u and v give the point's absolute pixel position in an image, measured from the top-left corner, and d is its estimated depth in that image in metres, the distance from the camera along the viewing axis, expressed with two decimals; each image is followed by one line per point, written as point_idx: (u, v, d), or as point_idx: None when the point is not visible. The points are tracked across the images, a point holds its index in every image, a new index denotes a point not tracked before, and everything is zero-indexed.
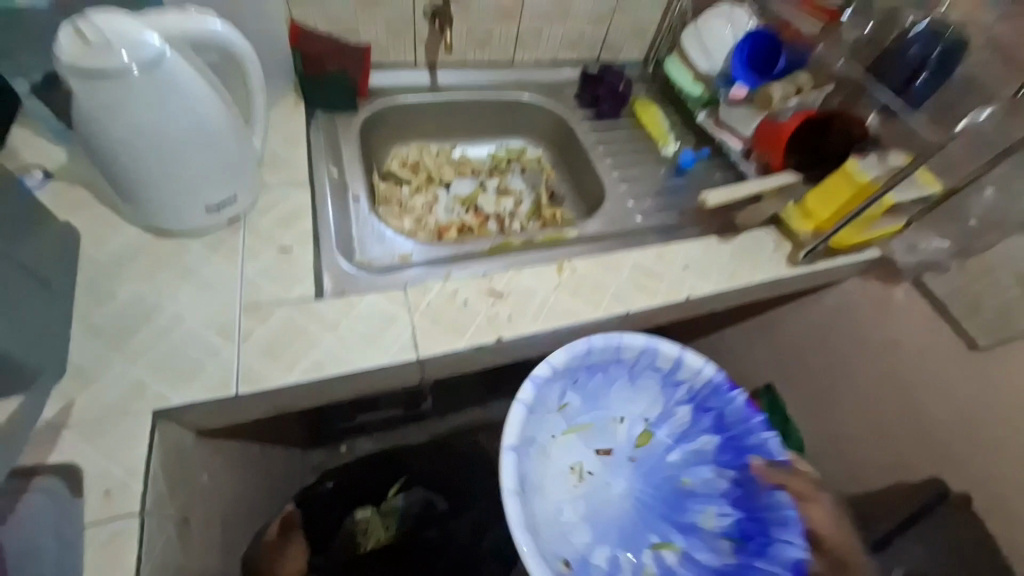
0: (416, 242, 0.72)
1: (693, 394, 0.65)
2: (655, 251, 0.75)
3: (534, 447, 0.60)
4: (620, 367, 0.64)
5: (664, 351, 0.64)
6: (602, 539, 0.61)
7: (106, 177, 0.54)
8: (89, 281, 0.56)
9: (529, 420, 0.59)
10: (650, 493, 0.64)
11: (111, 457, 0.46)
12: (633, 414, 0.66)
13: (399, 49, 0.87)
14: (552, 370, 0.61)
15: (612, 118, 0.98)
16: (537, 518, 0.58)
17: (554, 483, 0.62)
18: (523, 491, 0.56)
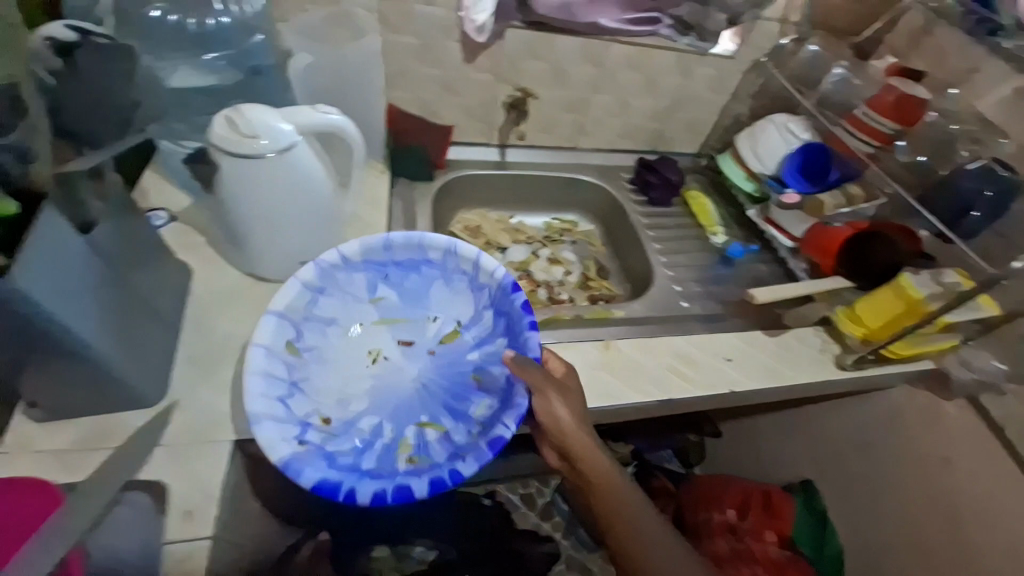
0: None
1: (492, 298, 0.67)
2: (696, 340, 0.79)
3: (326, 313, 0.65)
4: (423, 264, 0.68)
5: (465, 252, 0.68)
6: (372, 412, 0.61)
7: (227, 233, 0.64)
8: (195, 316, 0.64)
9: (316, 305, 0.64)
10: (439, 381, 0.64)
11: (194, 480, 0.53)
12: (444, 312, 0.68)
13: (476, 130, 0.97)
14: (345, 259, 0.66)
15: (664, 203, 1.03)
16: (311, 382, 0.61)
17: (346, 360, 0.64)
18: (289, 356, 0.60)
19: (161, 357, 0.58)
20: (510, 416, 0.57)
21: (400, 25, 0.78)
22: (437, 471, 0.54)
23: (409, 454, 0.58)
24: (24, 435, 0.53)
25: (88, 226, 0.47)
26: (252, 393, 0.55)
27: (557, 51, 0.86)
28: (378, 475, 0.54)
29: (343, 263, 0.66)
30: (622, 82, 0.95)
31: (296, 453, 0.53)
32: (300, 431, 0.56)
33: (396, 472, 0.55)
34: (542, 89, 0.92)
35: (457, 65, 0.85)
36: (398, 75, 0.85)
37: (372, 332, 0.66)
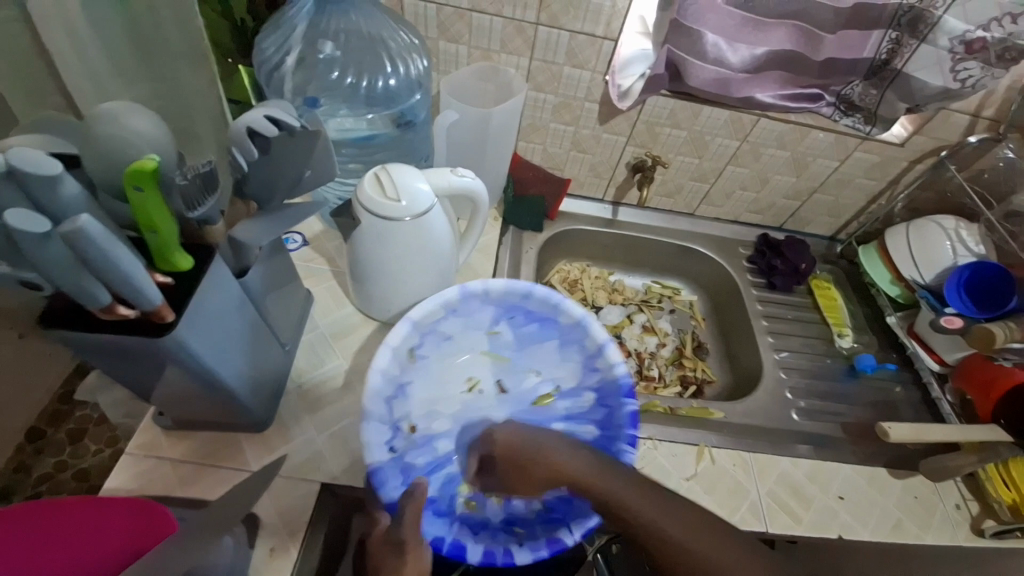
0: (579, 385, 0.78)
1: (602, 387, 0.62)
2: (807, 467, 0.71)
3: (447, 329, 0.64)
4: (551, 325, 0.65)
5: (595, 334, 0.63)
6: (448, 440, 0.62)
7: (352, 272, 0.67)
8: (308, 344, 0.68)
9: (444, 322, 0.63)
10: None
11: (284, 517, 0.55)
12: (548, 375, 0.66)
13: (594, 185, 0.94)
14: (488, 295, 0.64)
15: (786, 290, 0.94)
16: (412, 391, 0.61)
17: (446, 381, 0.65)
18: (406, 361, 0.60)
19: (276, 386, 0.61)
20: (574, 520, 0.52)
21: (544, 83, 0.78)
22: (494, 542, 0.52)
23: (466, 497, 0.58)
24: (154, 438, 0.59)
25: (243, 270, 0.50)
26: (371, 393, 0.55)
27: (700, 121, 0.81)
28: (443, 517, 0.54)
29: (484, 294, 0.64)
30: (763, 158, 0.87)
31: (386, 462, 0.53)
32: (393, 442, 0.56)
33: (452, 514, 0.56)
34: (672, 156, 0.87)
35: (591, 125, 0.83)
36: (530, 127, 0.85)
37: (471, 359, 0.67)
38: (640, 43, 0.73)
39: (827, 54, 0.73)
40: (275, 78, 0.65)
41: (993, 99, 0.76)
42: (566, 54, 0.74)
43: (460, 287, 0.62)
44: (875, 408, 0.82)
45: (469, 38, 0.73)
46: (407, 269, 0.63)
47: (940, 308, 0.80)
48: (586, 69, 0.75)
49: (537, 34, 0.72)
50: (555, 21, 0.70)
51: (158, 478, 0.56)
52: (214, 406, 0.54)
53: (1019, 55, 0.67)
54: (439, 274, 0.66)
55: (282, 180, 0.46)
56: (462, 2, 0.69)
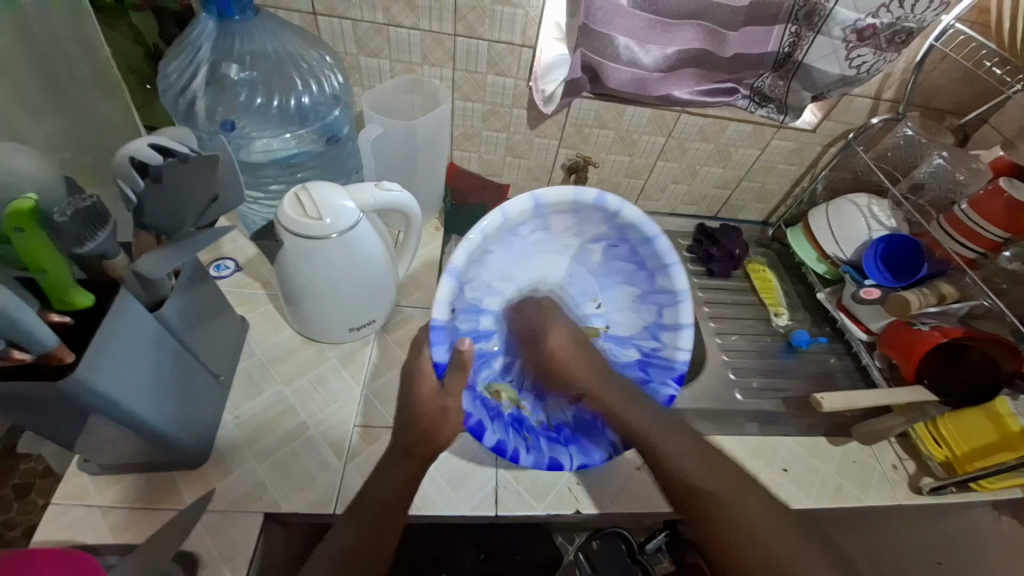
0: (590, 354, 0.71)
1: (656, 354, 0.66)
2: (752, 444, 0.74)
3: (553, 224, 0.64)
4: (642, 275, 0.67)
5: (684, 314, 0.64)
6: (499, 322, 0.69)
7: (284, 296, 0.65)
8: (245, 373, 0.66)
9: (561, 214, 0.62)
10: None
11: (224, 553, 0.53)
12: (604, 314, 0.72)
13: (534, 189, 0.96)
14: (612, 218, 0.62)
15: (726, 275, 0.97)
16: (493, 258, 0.64)
17: (520, 271, 0.69)
18: (498, 235, 0.61)
19: (210, 419, 0.59)
20: (577, 452, 0.58)
21: (470, 92, 0.79)
22: (507, 436, 0.57)
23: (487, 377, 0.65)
24: (80, 486, 0.56)
25: (159, 302, 0.49)
26: (462, 253, 0.57)
27: (625, 120, 0.84)
28: (472, 393, 0.60)
29: (612, 215, 0.62)
30: (690, 151, 0.91)
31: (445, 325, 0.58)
32: (458, 302, 0.60)
33: (478, 390, 0.61)
34: (604, 156, 0.90)
35: (522, 130, 0.85)
36: (462, 136, 0.86)
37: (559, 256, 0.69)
38: (558, 48, 0.74)
39: (734, 50, 0.76)
40: (186, 103, 0.65)
41: (888, 82, 0.82)
42: (488, 63, 0.75)
43: (598, 193, 0.60)
44: (813, 380, 0.86)
45: (390, 53, 0.73)
46: (336, 287, 0.62)
47: (862, 281, 0.85)
48: (509, 76, 0.77)
49: (456, 44, 0.73)
50: (472, 31, 0.71)
51: (85, 529, 0.53)
52: (141, 448, 0.52)
53: (908, 38, 0.71)
54: (372, 289, 0.66)
55: (190, 208, 0.44)
56: (377, 17, 0.69)
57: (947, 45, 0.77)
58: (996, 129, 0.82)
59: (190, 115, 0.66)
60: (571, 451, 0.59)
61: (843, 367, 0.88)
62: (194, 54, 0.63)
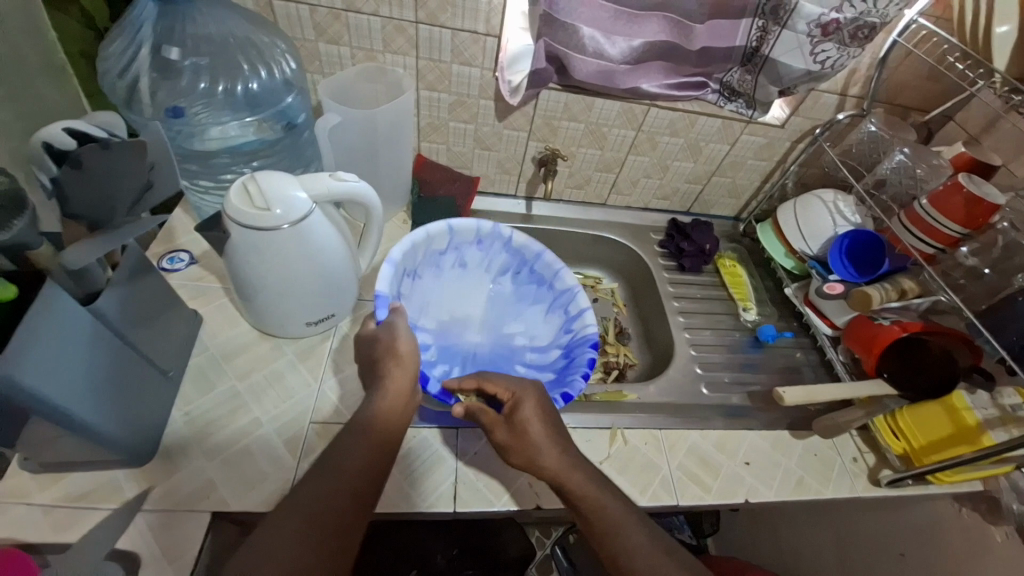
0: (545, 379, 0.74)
1: (573, 342, 0.75)
2: (716, 437, 0.74)
3: (468, 258, 0.80)
4: (547, 293, 0.80)
5: (580, 300, 0.76)
6: (449, 339, 0.80)
7: (238, 289, 0.63)
8: (198, 368, 0.64)
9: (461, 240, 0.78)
10: (485, 356, 0.80)
11: (168, 555, 0.51)
12: (527, 334, 0.81)
13: (506, 182, 0.95)
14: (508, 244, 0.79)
15: (696, 271, 0.98)
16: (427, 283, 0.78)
17: (465, 301, 0.83)
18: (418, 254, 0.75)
19: (156, 416, 0.57)
20: None
21: (435, 82, 0.77)
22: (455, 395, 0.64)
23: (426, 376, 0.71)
24: (19, 485, 0.53)
25: (94, 295, 0.47)
26: (397, 251, 0.71)
27: (594, 113, 0.83)
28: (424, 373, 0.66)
29: (507, 239, 0.79)
30: (660, 146, 0.90)
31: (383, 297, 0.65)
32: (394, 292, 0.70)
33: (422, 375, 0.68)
34: (575, 149, 0.89)
35: (490, 122, 0.84)
36: (429, 127, 0.85)
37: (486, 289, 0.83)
38: (524, 38, 0.73)
39: (700, 44, 0.77)
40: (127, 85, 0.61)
41: (854, 78, 0.82)
42: (452, 52, 0.74)
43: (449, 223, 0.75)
44: (779, 374, 0.88)
45: (350, 39, 0.71)
46: (287, 278, 0.60)
47: (827, 276, 0.86)
48: (474, 66, 0.75)
49: (418, 32, 0.71)
50: (435, 19, 0.70)
51: (23, 529, 0.51)
52: (77, 447, 0.50)
53: (871, 33, 0.70)
54: (327, 283, 0.64)
55: (119, 196, 0.42)
56: (335, 2, 0.67)
57: (912, 42, 0.78)
58: (960, 125, 0.84)
59: (133, 100, 0.63)
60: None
61: (808, 361, 0.90)
62: (136, 38, 0.61)
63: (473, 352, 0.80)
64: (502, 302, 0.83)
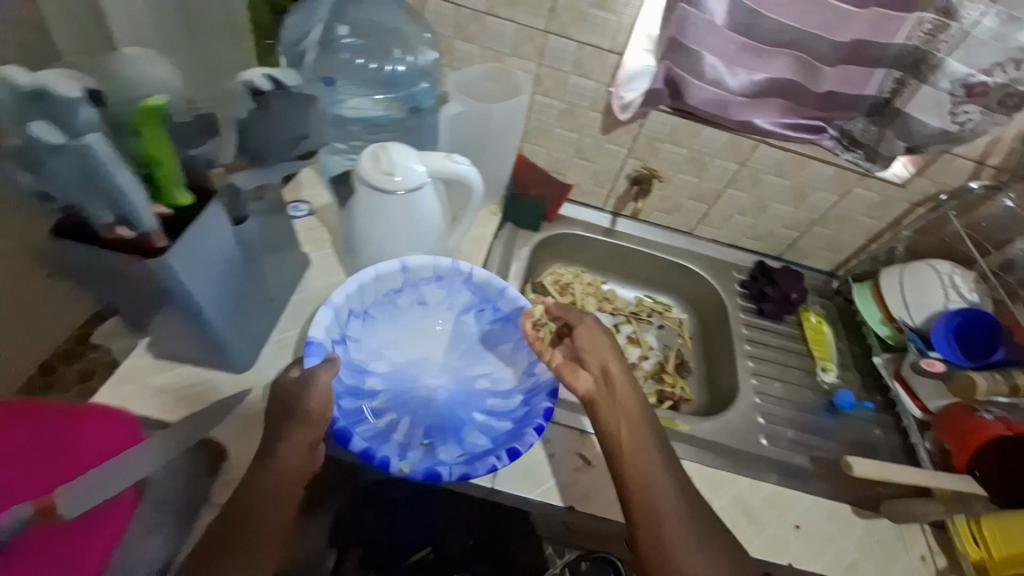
0: (501, 428, 0.63)
1: (533, 388, 0.66)
2: (766, 492, 0.70)
3: (427, 297, 0.71)
4: (511, 330, 0.71)
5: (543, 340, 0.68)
6: (394, 386, 0.68)
7: (344, 242, 0.71)
8: (295, 304, 0.72)
9: (412, 278, 0.69)
10: (442, 405, 0.67)
11: (244, 456, 0.59)
12: (491, 378, 0.70)
13: (595, 194, 0.98)
14: (470, 280, 0.72)
15: (776, 319, 0.94)
16: (378, 325, 0.69)
17: (419, 343, 0.72)
18: (364, 296, 0.67)
19: (257, 336, 0.65)
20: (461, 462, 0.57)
21: (551, 89, 0.82)
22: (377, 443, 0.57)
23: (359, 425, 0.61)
24: (139, 366, 0.63)
25: (240, 220, 0.55)
26: (343, 292, 0.65)
27: (700, 141, 0.83)
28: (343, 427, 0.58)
29: (467, 276, 0.71)
30: (762, 184, 0.88)
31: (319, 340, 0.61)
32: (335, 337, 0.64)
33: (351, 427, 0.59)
34: (672, 173, 0.89)
35: (594, 134, 0.87)
36: (536, 130, 0.89)
37: (445, 327, 0.73)
38: (645, 59, 0.75)
39: (828, 87, 0.74)
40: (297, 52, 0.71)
41: (997, 147, 0.76)
42: (574, 63, 0.78)
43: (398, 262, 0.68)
44: (850, 446, 0.81)
45: (484, 40, 0.78)
46: (388, 238, 0.67)
47: (926, 352, 0.79)
48: (591, 79, 0.79)
49: (547, 41, 0.76)
50: (565, 31, 0.74)
51: (138, 403, 0.60)
52: (196, 344, 0.58)
53: (1020, 102, 0.69)
54: (419, 249, 0.70)
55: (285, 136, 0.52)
56: (478, 5, 0.74)
57: None
58: None
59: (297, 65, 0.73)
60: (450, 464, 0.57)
61: (886, 441, 0.82)
62: (314, 14, 0.71)
63: (427, 399, 0.68)
64: (464, 343, 0.73)
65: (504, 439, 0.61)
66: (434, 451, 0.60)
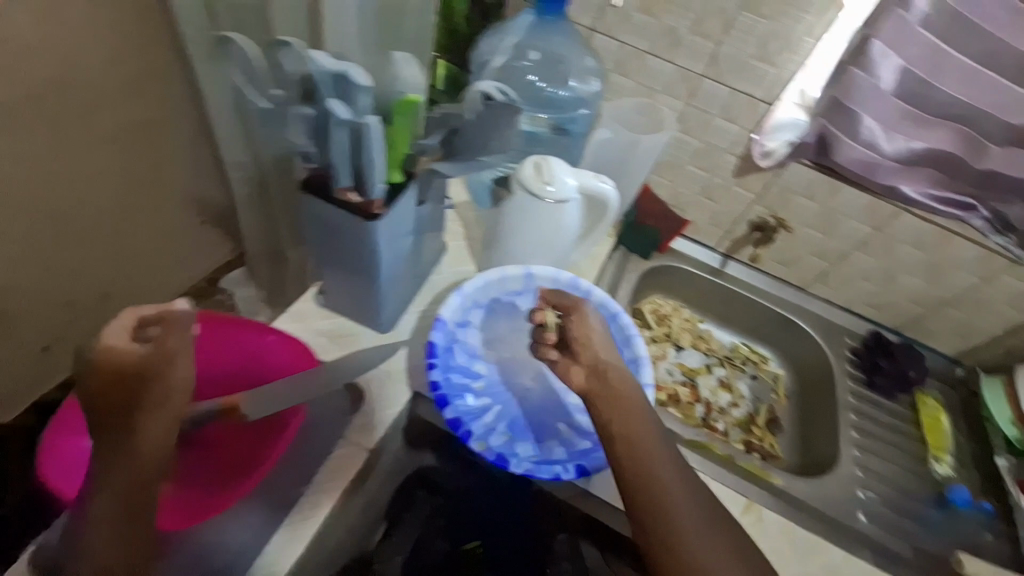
0: (582, 447, 0.65)
1: None
2: (860, 567, 0.67)
3: None
4: None
5: (642, 374, 0.69)
6: (496, 375, 0.72)
7: (487, 236, 0.79)
8: (431, 282, 0.80)
9: (534, 284, 0.75)
10: (533, 406, 0.70)
11: (380, 405, 0.67)
12: (583, 395, 0.72)
13: (710, 234, 1.00)
14: (586, 298, 0.75)
15: (888, 394, 0.90)
16: (495, 318, 0.74)
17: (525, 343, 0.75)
18: (491, 290, 0.73)
19: (401, 304, 0.74)
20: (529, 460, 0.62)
21: (693, 128, 0.86)
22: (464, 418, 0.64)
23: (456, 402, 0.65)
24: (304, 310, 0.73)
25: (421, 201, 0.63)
26: (474, 283, 0.72)
27: (837, 199, 0.83)
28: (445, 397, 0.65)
29: (584, 294, 0.75)
30: (896, 253, 0.86)
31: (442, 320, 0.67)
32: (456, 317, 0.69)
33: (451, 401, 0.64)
34: (799, 225, 0.90)
35: (725, 176, 0.90)
36: (667, 164, 0.93)
37: None
38: (793, 112, 0.77)
39: (989, 166, 0.72)
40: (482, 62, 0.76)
41: None
42: (721, 108, 0.82)
43: (525, 268, 0.74)
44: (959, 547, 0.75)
45: (639, 76, 0.84)
46: (531, 241, 0.74)
47: None
48: (736, 124, 0.83)
49: (701, 84, 0.81)
50: (721, 77, 0.79)
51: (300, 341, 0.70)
52: (361, 300, 0.68)
53: None
54: (553, 256, 0.77)
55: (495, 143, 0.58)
56: (642, 44, 0.80)
57: None
58: None
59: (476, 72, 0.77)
60: (520, 457, 0.63)
61: (1001, 549, 0.76)
62: (507, 33, 0.76)
63: (521, 396, 0.71)
64: None
65: (576, 455, 0.64)
66: (513, 443, 0.64)
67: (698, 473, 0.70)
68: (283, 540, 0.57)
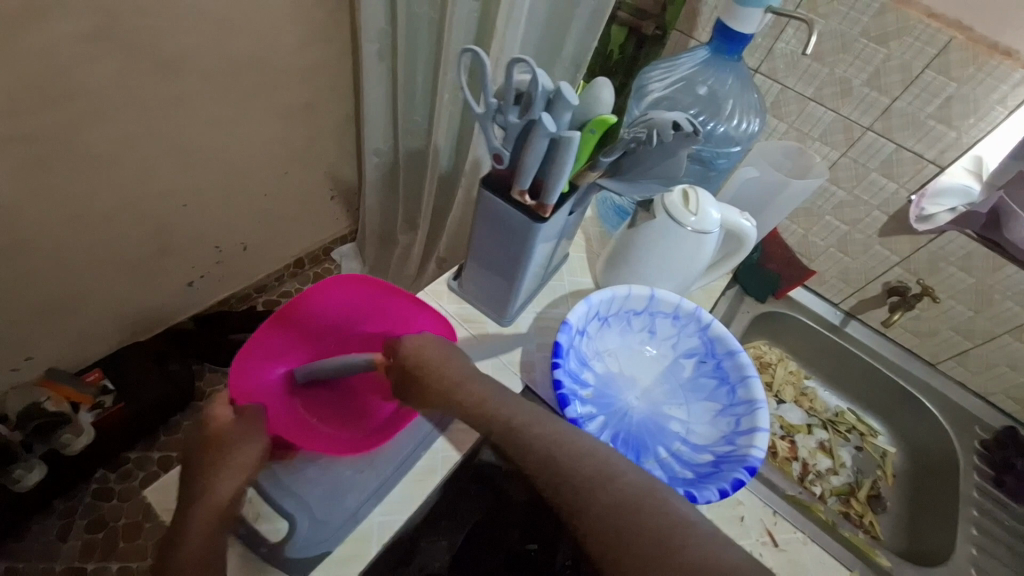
0: (685, 475, 0.65)
1: (728, 456, 0.66)
2: None
3: (659, 328, 0.76)
4: (725, 393, 0.72)
5: (758, 418, 0.67)
6: (603, 387, 0.74)
7: (611, 251, 0.81)
8: (551, 286, 0.84)
9: (656, 306, 0.75)
10: (636, 425, 0.72)
11: None
12: (686, 425, 0.72)
13: (835, 288, 0.96)
14: (706, 330, 0.74)
15: (1021, 498, 0.81)
16: (610, 332, 0.76)
17: (633, 363, 0.77)
18: (614, 304, 0.74)
19: (525, 302, 0.78)
20: None
21: (843, 178, 0.84)
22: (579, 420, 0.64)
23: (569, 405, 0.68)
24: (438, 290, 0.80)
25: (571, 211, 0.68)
26: (601, 295, 0.73)
27: (998, 278, 0.78)
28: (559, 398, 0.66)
29: (704, 326, 0.74)
30: None
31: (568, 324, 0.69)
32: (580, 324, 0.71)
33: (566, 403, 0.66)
34: (945, 297, 0.85)
35: (868, 232, 0.87)
36: (803, 211, 0.91)
37: (661, 360, 0.77)
38: (964, 178, 0.78)
39: None
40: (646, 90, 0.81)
41: None
42: (881, 163, 0.80)
43: (650, 291, 0.75)
44: None
45: (795, 120, 0.84)
46: (660, 266, 0.76)
47: None
48: (895, 181, 0.80)
49: (863, 136, 0.79)
50: (889, 132, 0.77)
51: None
52: (496, 291, 0.73)
53: None
54: (677, 284, 0.79)
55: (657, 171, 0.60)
56: (807, 91, 0.80)
57: None
58: None
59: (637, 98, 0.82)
60: None
61: None
62: (680, 66, 0.80)
63: (625, 412, 0.73)
64: (672, 384, 0.76)
65: (680, 482, 0.64)
66: None
67: (802, 536, 0.68)
68: (404, 492, 0.62)
